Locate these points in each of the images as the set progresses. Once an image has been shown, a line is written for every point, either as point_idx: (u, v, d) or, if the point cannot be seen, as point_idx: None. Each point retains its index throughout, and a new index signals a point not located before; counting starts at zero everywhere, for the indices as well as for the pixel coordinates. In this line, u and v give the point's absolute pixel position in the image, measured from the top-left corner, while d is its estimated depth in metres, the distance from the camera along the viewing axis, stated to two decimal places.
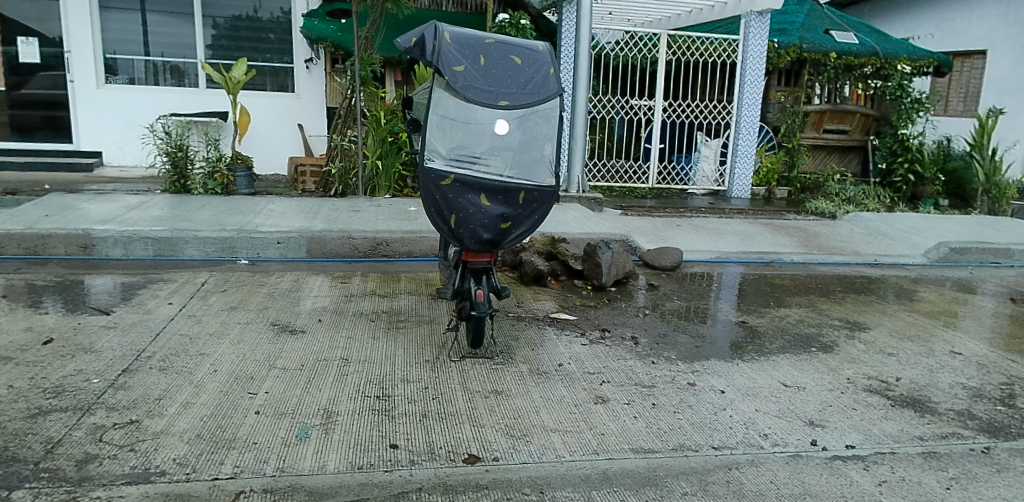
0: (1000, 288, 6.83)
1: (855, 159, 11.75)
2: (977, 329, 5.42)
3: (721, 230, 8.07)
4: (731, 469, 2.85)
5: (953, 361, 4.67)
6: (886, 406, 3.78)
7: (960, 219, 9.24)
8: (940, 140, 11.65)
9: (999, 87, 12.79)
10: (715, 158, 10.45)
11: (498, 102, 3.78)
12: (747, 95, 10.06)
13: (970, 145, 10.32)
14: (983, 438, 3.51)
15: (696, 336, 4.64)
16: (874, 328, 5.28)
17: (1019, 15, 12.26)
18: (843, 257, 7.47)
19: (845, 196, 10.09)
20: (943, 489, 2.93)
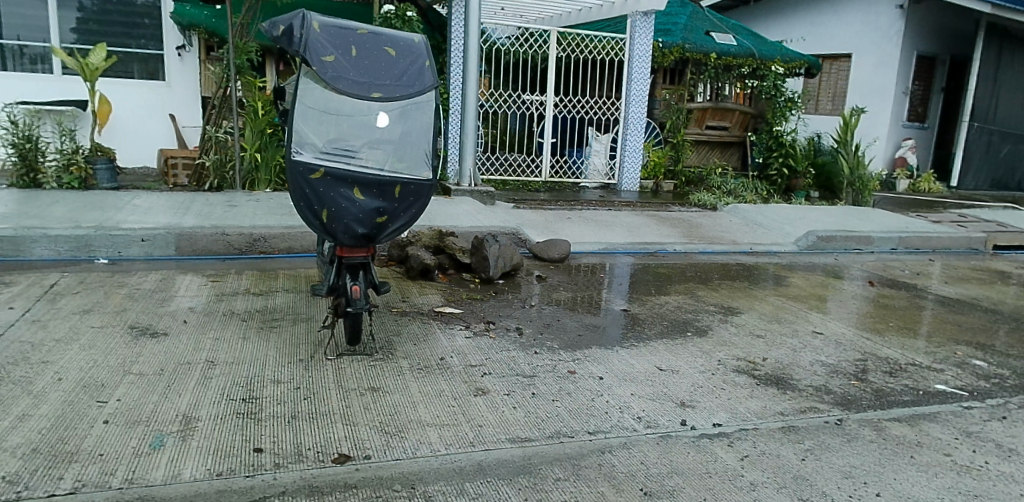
0: (860, 272, 7.39)
1: (735, 154, 12.28)
2: (838, 310, 5.85)
3: (609, 222, 8.28)
4: (604, 452, 2.92)
5: (816, 340, 5.01)
6: (753, 385, 4.00)
7: (829, 209, 9.92)
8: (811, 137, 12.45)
9: (863, 88, 13.86)
10: (605, 153, 10.71)
11: (372, 94, 3.71)
12: (634, 92, 10.35)
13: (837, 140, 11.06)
14: (838, 411, 3.78)
15: (583, 326, 4.74)
16: (746, 312, 5.58)
17: (882, 23, 13.44)
18: (721, 247, 7.85)
19: (726, 189, 10.64)
20: (799, 460, 3.13)
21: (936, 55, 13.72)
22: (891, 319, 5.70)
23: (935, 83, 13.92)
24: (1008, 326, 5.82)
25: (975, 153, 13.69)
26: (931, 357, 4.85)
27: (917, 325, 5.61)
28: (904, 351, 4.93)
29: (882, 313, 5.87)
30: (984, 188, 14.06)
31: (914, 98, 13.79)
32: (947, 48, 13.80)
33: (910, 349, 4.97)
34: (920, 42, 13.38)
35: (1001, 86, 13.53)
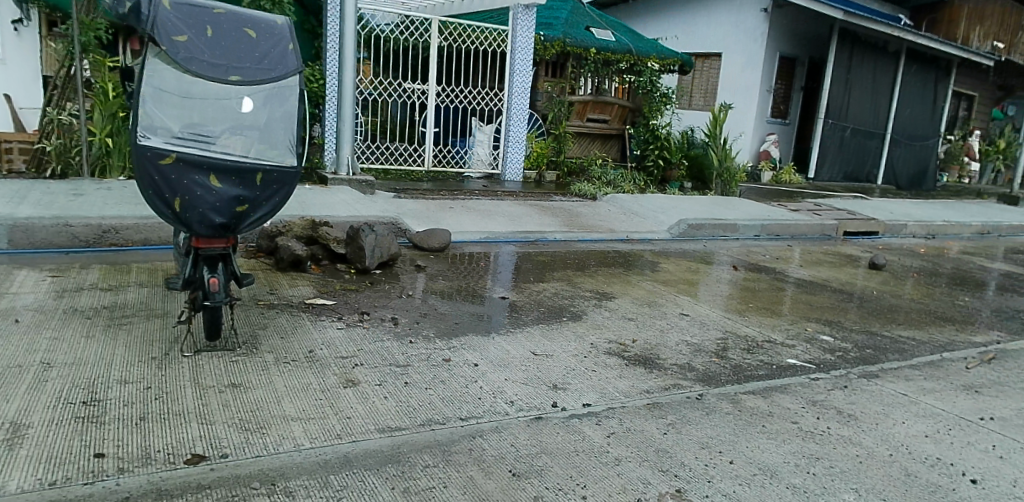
0: (726, 258, 7.84)
1: (614, 146, 12.65)
2: (705, 293, 6.18)
3: (491, 211, 8.32)
4: (475, 437, 2.94)
5: (682, 321, 5.27)
6: (622, 366, 4.15)
7: (700, 199, 10.43)
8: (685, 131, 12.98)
9: (730, 84, 14.69)
10: (489, 143, 10.71)
11: (229, 77, 3.52)
12: (518, 83, 10.40)
13: (707, 133, 11.65)
14: (699, 386, 3.99)
15: (465, 315, 4.72)
16: (618, 296, 5.77)
17: (746, 24, 14.33)
18: (599, 235, 8.08)
19: (605, 179, 10.91)
20: (662, 435, 3.28)
21: (796, 56, 14.77)
22: (752, 300, 6.09)
23: (795, 83, 14.99)
24: (853, 304, 6.36)
25: (830, 148, 14.87)
26: (785, 334, 5.23)
27: (775, 305, 6.03)
28: (762, 329, 5.27)
29: (745, 295, 6.25)
30: (837, 180, 15.29)
31: (777, 96, 14.77)
32: (805, 50, 14.87)
33: (767, 327, 5.34)
34: (781, 44, 14.33)
35: (852, 87, 14.73)
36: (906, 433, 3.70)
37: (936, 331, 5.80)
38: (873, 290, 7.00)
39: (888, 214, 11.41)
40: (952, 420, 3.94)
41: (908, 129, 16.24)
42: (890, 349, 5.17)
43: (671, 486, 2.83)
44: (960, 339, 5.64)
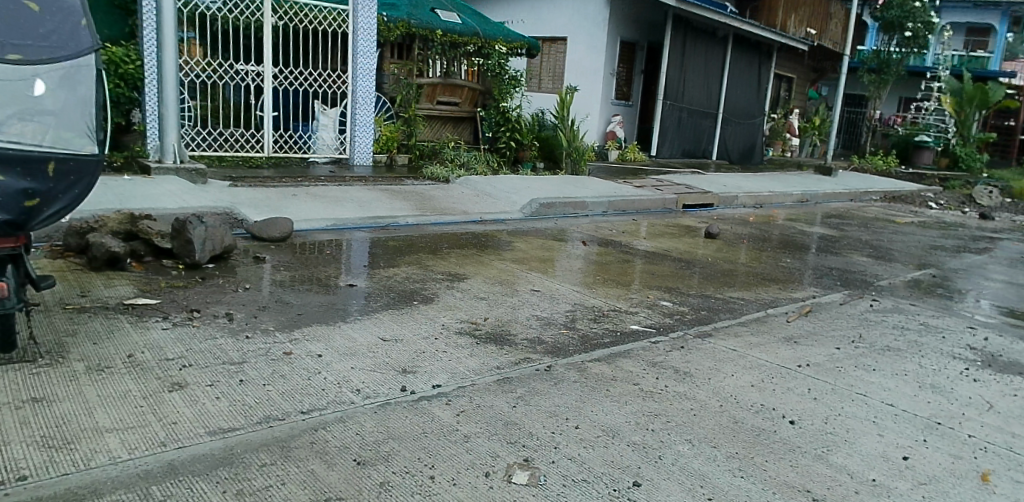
0: (576, 234, 8.07)
1: (467, 129, 12.67)
2: (556, 269, 6.31)
3: (339, 197, 8.02)
4: (318, 429, 2.83)
5: (533, 297, 5.35)
6: (472, 345, 4.13)
7: (551, 179, 10.61)
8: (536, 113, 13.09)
9: (575, 68, 15.12)
10: (334, 127, 10.23)
11: (7, 56, 3.04)
12: (360, 67, 10.04)
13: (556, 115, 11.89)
14: (548, 358, 4.07)
15: (314, 305, 4.52)
16: (471, 277, 5.75)
17: (586, 9, 14.82)
18: (451, 218, 8.04)
19: (459, 161, 10.76)
20: (511, 408, 3.32)
21: (635, 42, 15.54)
22: (599, 273, 6.31)
23: (634, 67, 15.76)
24: (691, 271, 6.77)
25: (669, 127, 15.62)
26: (629, 302, 5.47)
27: (621, 276, 6.28)
28: (607, 299, 5.48)
29: (594, 269, 6.47)
30: (677, 156, 16.12)
31: (619, 79, 15.44)
32: (644, 36, 15.71)
33: (613, 297, 5.55)
34: (621, 28, 14.95)
35: (686, 68, 15.58)
36: (735, 385, 3.98)
37: (763, 290, 6.30)
38: (709, 257, 7.49)
39: (720, 186, 12.26)
40: (775, 369, 4.30)
41: (736, 109, 17.49)
42: (722, 310, 5.55)
43: (519, 456, 2.89)
44: (783, 297, 6.16)
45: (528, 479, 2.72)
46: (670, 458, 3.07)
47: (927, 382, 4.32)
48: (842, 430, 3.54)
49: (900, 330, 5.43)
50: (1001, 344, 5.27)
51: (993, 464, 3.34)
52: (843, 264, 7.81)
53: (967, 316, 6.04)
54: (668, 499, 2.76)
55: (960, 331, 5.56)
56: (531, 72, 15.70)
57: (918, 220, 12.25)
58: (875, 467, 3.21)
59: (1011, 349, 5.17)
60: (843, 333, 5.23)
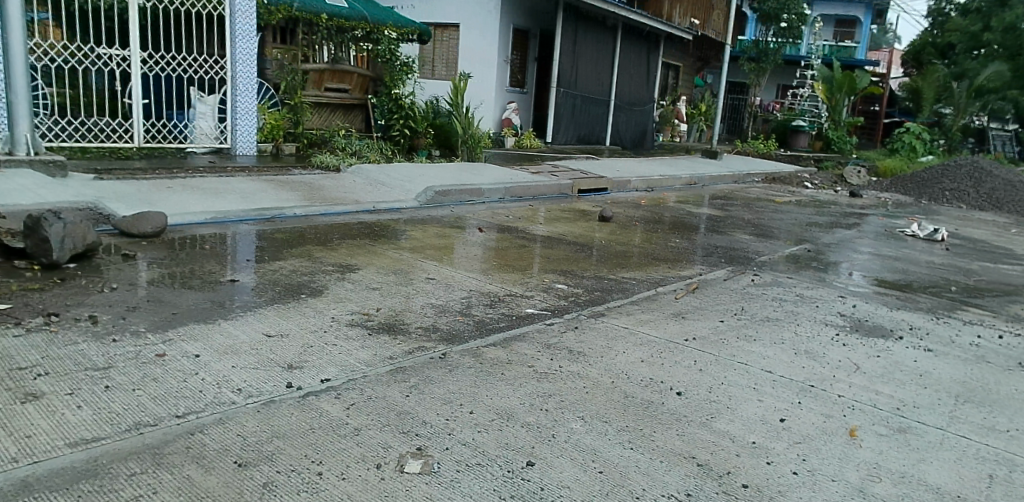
0: (472, 221, 8.02)
1: (359, 116, 12.35)
2: (454, 256, 6.24)
3: (220, 189, 7.63)
4: (195, 433, 2.68)
5: (428, 285, 5.26)
6: (364, 336, 4.02)
7: (447, 166, 10.52)
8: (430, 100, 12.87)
9: (469, 54, 15.01)
10: (212, 115, 9.72)
11: None
12: (240, 51, 9.55)
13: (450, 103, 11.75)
14: (442, 345, 4.01)
15: (194, 303, 4.27)
16: (362, 267, 5.59)
17: None
18: (343, 208, 7.83)
19: (350, 149, 10.50)
20: (404, 397, 3.26)
21: (528, 29, 15.64)
22: (495, 259, 6.30)
23: (528, 54, 15.85)
24: (586, 254, 6.88)
25: (564, 113, 15.78)
26: (524, 286, 5.48)
27: (517, 261, 6.30)
28: (502, 284, 5.48)
29: (491, 255, 6.44)
30: (572, 142, 16.34)
31: (513, 67, 15.50)
32: (536, 24, 15.80)
33: (509, 282, 5.55)
34: (512, 15, 14.96)
35: (578, 56, 15.79)
36: (626, 362, 4.08)
37: (654, 270, 6.49)
38: (602, 239, 7.64)
39: (613, 171, 12.55)
40: (664, 344, 4.44)
41: (627, 96, 17.93)
42: (614, 290, 5.67)
43: (412, 445, 2.85)
44: (672, 275, 6.38)
45: (421, 468, 2.69)
46: (563, 436, 3.12)
47: (802, 348, 4.59)
48: (725, 398, 3.70)
49: (779, 302, 5.74)
50: (867, 310, 5.69)
51: (860, 420, 3.59)
52: (729, 243, 8.17)
53: (839, 286, 6.46)
54: (562, 476, 2.80)
55: (832, 300, 5.95)
56: (423, 58, 15.47)
57: (795, 199, 13.01)
58: (755, 430, 3.37)
59: (877, 314, 5.59)
60: (727, 307, 5.47)
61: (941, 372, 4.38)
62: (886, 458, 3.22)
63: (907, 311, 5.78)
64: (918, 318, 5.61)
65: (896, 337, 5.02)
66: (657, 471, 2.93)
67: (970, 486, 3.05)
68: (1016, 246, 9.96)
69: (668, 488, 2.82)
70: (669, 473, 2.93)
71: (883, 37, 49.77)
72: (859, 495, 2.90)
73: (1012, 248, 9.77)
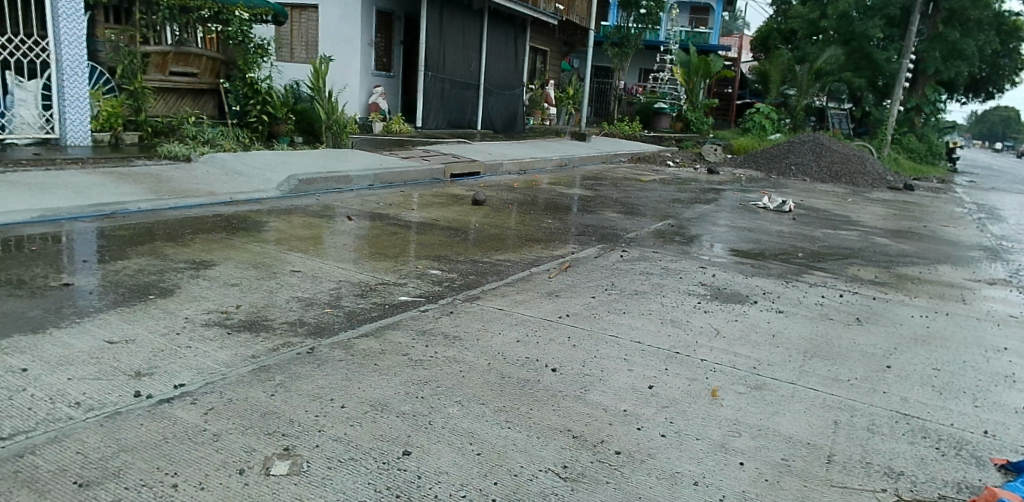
0: (341, 209, 7.76)
1: (210, 102, 11.63)
2: (322, 247, 6.00)
3: (52, 184, 6.94)
4: (25, 455, 2.45)
5: (294, 278, 5.02)
6: (222, 336, 3.77)
7: (311, 153, 10.15)
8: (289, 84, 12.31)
9: (330, 36, 14.49)
10: (34, 102, 8.81)
11: None
12: (64, 32, 8.67)
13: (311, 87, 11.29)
14: (310, 340, 3.83)
15: (20, 312, 3.85)
16: (220, 263, 5.26)
17: None
18: (197, 200, 7.35)
19: (202, 138, 9.87)
20: (269, 397, 3.09)
21: (393, 11, 15.33)
22: (366, 247, 6.13)
23: (394, 37, 15.53)
24: (460, 238, 6.83)
25: (433, 98, 15.61)
26: (397, 274, 5.36)
27: (389, 248, 6.16)
28: (374, 273, 5.32)
29: (363, 244, 6.26)
30: (443, 127, 16.19)
31: (378, 50, 15.13)
32: (400, 6, 15.53)
33: (381, 271, 5.41)
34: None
35: (444, 40, 15.67)
36: (502, 343, 4.08)
37: (527, 251, 6.55)
38: (476, 223, 7.62)
39: (484, 154, 12.56)
40: (539, 323, 4.49)
41: (496, 80, 17.97)
42: (489, 273, 5.66)
43: (278, 446, 2.72)
44: (545, 255, 6.46)
45: (289, 469, 2.58)
46: (440, 422, 3.07)
47: (668, 318, 4.79)
48: (598, 370, 3.79)
49: (646, 275, 5.96)
50: (726, 278, 6.03)
51: (721, 381, 3.79)
52: (598, 221, 8.39)
53: (700, 258, 6.80)
54: (440, 462, 2.77)
55: (695, 270, 6.25)
56: (281, 41, 14.77)
57: (659, 177, 13.57)
58: (626, 398, 3.47)
59: (734, 282, 5.93)
60: (598, 283, 5.61)
61: (791, 331, 4.72)
62: (745, 414, 3.42)
63: (761, 277, 6.17)
64: (771, 283, 6.00)
65: (752, 302, 5.34)
66: (534, 447, 2.96)
67: (818, 432, 3.29)
68: (852, 214, 10.89)
69: (545, 462, 2.85)
70: (546, 447, 2.96)
71: (733, 23, 53.00)
72: (721, 450, 3.07)
73: (849, 215, 10.69)
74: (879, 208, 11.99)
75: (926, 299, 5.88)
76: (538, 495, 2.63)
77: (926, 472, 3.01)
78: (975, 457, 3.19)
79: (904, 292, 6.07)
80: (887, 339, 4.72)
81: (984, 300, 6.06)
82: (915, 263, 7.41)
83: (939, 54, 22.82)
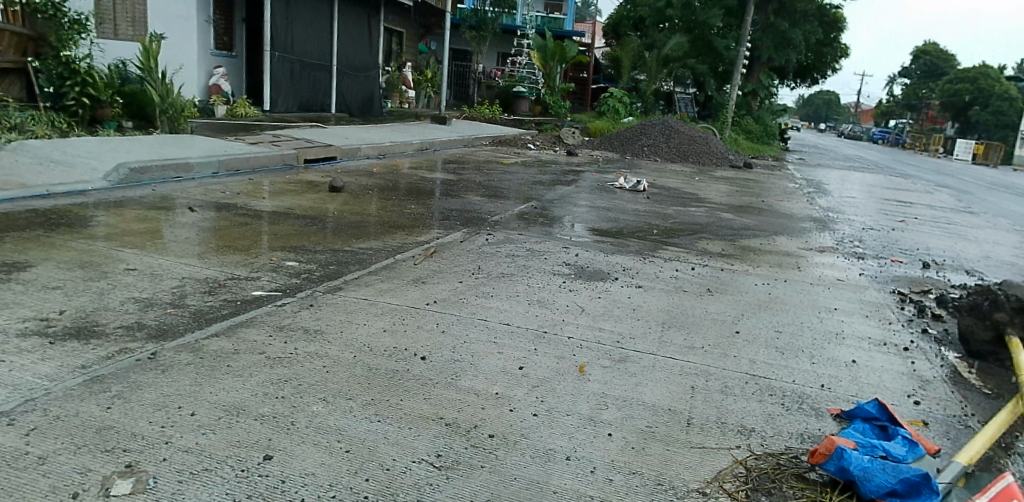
0: (181, 200, 7.21)
1: (16, 83, 10.08)
2: (164, 242, 5.53)
3: None
4: None
5: (128, 277, 4.59)
6: (43, 346, 3.36)
7: (143, 139, 9.36)
8: (114, 63, 11.25)
9: (163, 13, 12.75)
10: None
11: None
12: None
13: (139, 67, 10.43)
14: (151, 345, 3.49)
15: None
16: (38, 264, 4.70)
17: None
18: (5, 194, 6.54)
19: (9, 123, 8.82)
20: (104, 411, 2.78)
21: None
22: (213, 241, 5.71)
23: (236, 15, 14.86)
24: (318, 227, 6.54)
25: (281, 81, 14.94)
26: (249, 268, 5.02)
27: (239, 241, 5.78)
28: (223, 268, 4.96)
29: (210, 237, 5.83)
30: (294, 110, 15.51)
31: (218, 27, 14.45)
32: None
33: (231, 265, 5.06)
34: None
35: (292, 21, 15.05)
36: (367, 333, 3.94)
37: (390, 238, 6.38)
38: (334, 211, 7.33)
39: (340, 139, 12.13)
40: (405, 311, 4.37)
41: (350, 61, 17.36)
42: (351, 262, 5.45)
43: (119, 463, 2.47)
44: (409, 241, 6.32)
45: (132, 488, 2.35)
46: (303, 421, 2.90)
47: (535, 298, 4.82)
48: (467, 355, 3.74)
49: (512, 258, 5.98)
50: (587, 257, 6.17)
51: (587, 356, 3.85)
52: (462, 205, 8.34)
53: (563, 238, 6.91)
54: (305, 463, 2.61)
55: (558, 251, 6.35)
56: None
57: (521, 160, 13.73)
58: (497, 381, 3.45)
59: (595, 260, 6.08)
60: (464, 267, 5.56)
61: (650, 304, 4.90)
62: (611, 387, 3.49)
63: (621, 255, 6.36)
64: (630, 260, 6.21)
65: (613, 278, 5.51)
66: (406, 438, 2.86)
67: (677, 398, 3.42)
68: (699, 191, 11.54)
69: (418, 453, 2.76)
70: (418, 437, 2.87)
71: (586, 10, 54.72)
72: (590, 424, 3.11)
73: (698, 193, 11.32)
74: (724, 185, 12.78)
75: (768, 268, 6.32)
76: (412, 488, 2.54)
77: (774, 427, 3.21)
78: (815, 409, 3.43)
79: (748, 262, 6.48)
80: (736, 307, 5.01)
81: (816, 266, 6.60)
82: (756, 235, 7.95)
83: (771, 42, 24.65)
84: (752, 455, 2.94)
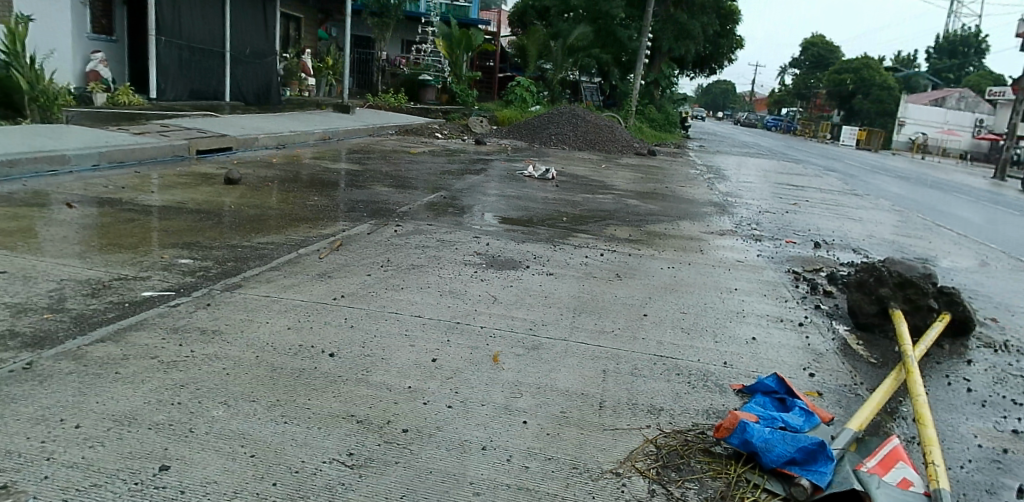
0: (58, 195, 6.69)
1: None
2: (40, 241, 5.12)
3: None
4: None
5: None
6: None
7: (12, 129, 8.64)
8: None
9: None
10: None
11: None
12: None
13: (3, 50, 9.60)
14: (26, 354, 3.22)
15: None
16: None
17: None
18: None
19: None
20: None
21: None
22: (96, 239, 5.32)
23: None
24: (213, 222, 6.22)
25: (168, 67, 14.20)
26: (137, 267, 4.72)
27: (126, 238, 5.41)
28: (108, 268, 4.64)
29: (93, 235, 5.44)
30: (184, 98, 14.76)
31: (95, 10, 13.58)
32: None
33: (116, 265, 4.73)
34: None
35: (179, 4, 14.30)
36: (270, 332, 3.77)
37: (292, 232, 6.15)
38: (231, 204, 7.00)
39: (237, 129, 11.61)
40: (311, 307, 4.21)
41: (246, 47, 16.63)
42: (251, 258, 5.22)
43: None
44: (312, 235, 6.12)
45: None
46: (203, 428, 2.74)
47: (446, 289, 4.76)
48: (378, 349, 3.64)
49: (422, 249, 5.88)
50: (498, 246, 6.14)
51: (500, 345, 3.83)
52: (368, 196, 8.15)
53: (473, 228, 6.85)
54: (207, 471, 2.46)
55: (469, 241, 6.29)
56: None
57: (428, 150, 13.56)
58: (410, 375, 3.37)
59: (506, 249, 6.07)
60: (371, 260, 5.43)
61: (561, 291, 4.93)
62: (524, 375, 3.48)
63: (531, 243, 6.37)
64: (541, 248, 6.23)
65: (524, 267, 5.50)
66: (315, 439, 2.75)
67: (590, 383, 3.45)
68: (606, 178, 11.73)
69: (328, 452, 2.66)
70: (329, 436, 2.77)
71: None
72: (506, 413, 3.09)
73: (605, 180, 11.50)
74: (629, 172, 13.06)
75: (673, 252, 6.49)
76: (323, 489, 2.44)
77: (681, 405, 3.29)
78: (719, 385, 3.55)
79: (653, 247, 6.63)
80: (643, 291, 5.11)
81: (718, 249, 6.83)
82: (661, 220, 8.15)
83: (671, 33, 25.44)
84: (662, 433, 3.00)
